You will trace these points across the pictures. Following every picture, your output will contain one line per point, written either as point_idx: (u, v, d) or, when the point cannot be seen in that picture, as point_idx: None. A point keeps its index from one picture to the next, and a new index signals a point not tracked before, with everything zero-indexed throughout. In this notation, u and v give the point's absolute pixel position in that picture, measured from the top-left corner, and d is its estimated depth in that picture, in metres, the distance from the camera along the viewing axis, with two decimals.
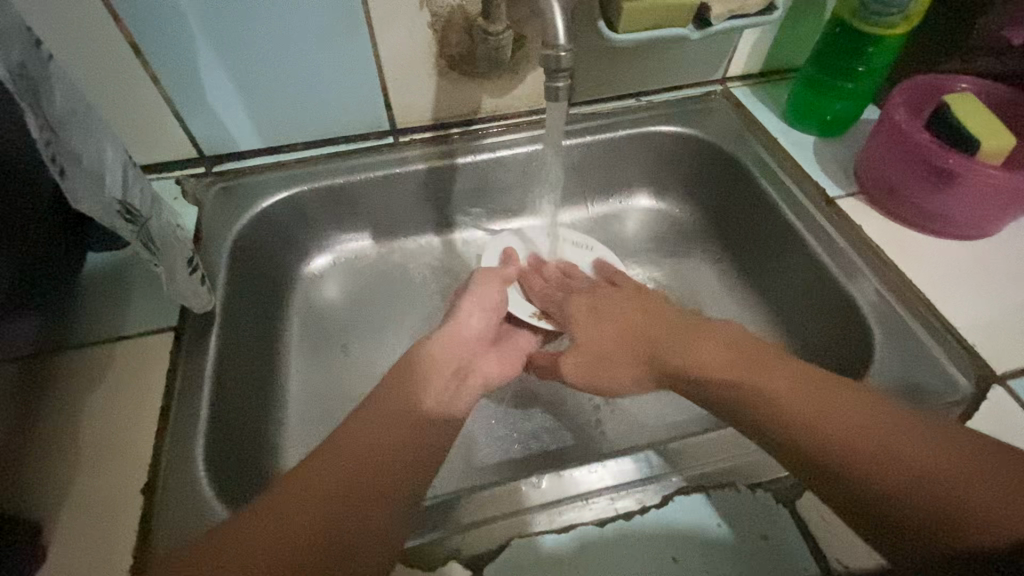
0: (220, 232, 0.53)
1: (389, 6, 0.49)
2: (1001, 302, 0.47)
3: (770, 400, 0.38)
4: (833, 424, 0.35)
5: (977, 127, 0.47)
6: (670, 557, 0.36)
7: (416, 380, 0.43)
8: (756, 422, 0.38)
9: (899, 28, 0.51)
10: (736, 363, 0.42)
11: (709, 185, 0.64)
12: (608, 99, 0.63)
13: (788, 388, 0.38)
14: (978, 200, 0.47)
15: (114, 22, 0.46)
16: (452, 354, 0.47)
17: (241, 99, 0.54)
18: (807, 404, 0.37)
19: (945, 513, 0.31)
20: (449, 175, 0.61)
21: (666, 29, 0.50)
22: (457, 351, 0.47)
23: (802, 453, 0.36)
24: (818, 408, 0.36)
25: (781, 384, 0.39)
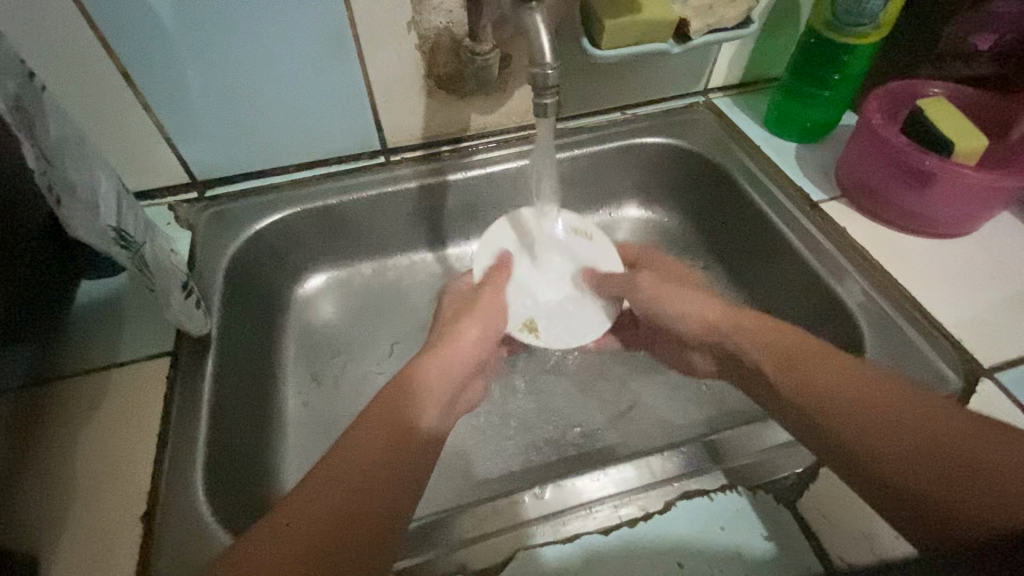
0: (215, 256, 0.53)
1: (377, 29, 0.50)
2: (983, 299, 0.48)
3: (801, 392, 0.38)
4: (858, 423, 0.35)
5: (950, 130, 0.48)
6: (675, 562, 0.37)
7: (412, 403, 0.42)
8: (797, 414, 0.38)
9: (871, 37, 0.52)
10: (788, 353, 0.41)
11: (695, 194, 0.65)
12: (594, 114, 0.64)
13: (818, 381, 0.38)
14: (956, 199, 0.49)
15: (108, 54, 0.47)
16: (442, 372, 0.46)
17: (231, 124, 0.54)
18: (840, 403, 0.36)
19: (963, 493, 0.30)
20: (441, 192, 0.62)
21: (648, 44, 0.52)
22: (459, 370, 0.48)
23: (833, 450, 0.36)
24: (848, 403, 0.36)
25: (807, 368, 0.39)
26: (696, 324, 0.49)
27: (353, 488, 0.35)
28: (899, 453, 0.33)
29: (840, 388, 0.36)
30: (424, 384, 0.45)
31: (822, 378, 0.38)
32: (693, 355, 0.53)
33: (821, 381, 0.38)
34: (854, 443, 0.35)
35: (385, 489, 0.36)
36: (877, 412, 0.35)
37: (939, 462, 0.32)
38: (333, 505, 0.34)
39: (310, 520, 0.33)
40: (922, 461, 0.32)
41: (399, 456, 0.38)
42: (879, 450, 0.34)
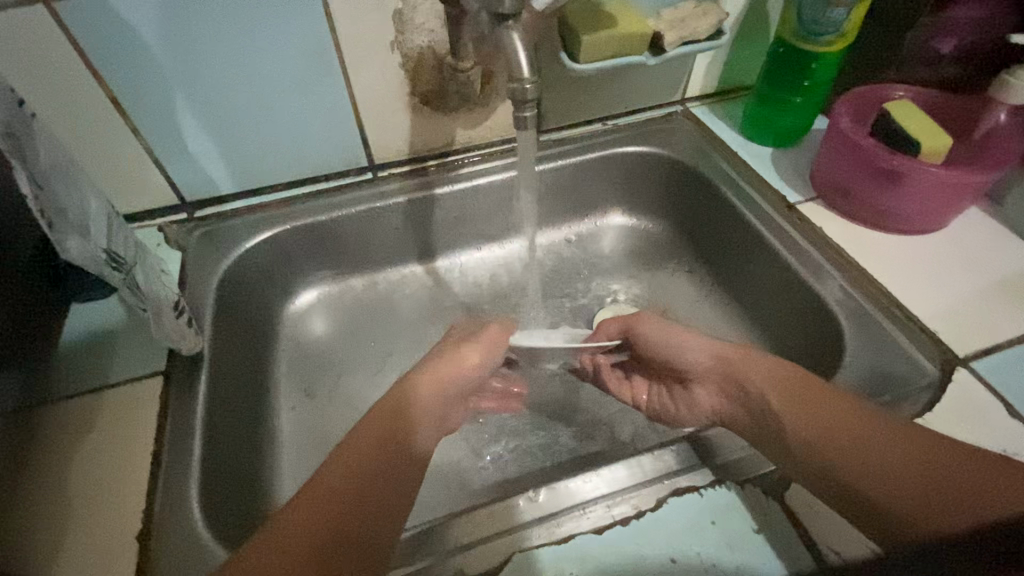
0: (206, 275, 0.54)
1: (360, 49, 0.52)
2: (956, 291, 0.49)
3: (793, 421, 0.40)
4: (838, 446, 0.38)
5: (916, 130, 0.50)
6: (668, 558, 0.36)
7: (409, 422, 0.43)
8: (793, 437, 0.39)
9: (836, 45, 0.54)
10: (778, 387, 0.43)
11: (676, 199, 0.67)
12: (576, 126, 0.66)
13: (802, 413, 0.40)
14: (924, 196, 0.51)
15: (96, 80, 0.47)
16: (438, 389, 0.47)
17: (220, 146, 0.55)
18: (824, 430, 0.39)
19: (929, 513, 0.34)
20: (428, 206, 0.63)
21: (625, 57, 0.54)
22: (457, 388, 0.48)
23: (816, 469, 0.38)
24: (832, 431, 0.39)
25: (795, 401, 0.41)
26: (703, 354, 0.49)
27: (351, 507, 0.36)
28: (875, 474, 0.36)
29: (830, 418, 0.39)
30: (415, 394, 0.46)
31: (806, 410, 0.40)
32: (693, 389, 0.50)
33: (813, 411, 0.40)
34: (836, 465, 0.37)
35: (379, 504, 0.37)
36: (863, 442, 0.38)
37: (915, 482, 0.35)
38: (328, 524, 0.35)
39: (304, 541, 0.33)
40: (899, 482, 0.36)
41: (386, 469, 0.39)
42: (863, 474, 0.37)
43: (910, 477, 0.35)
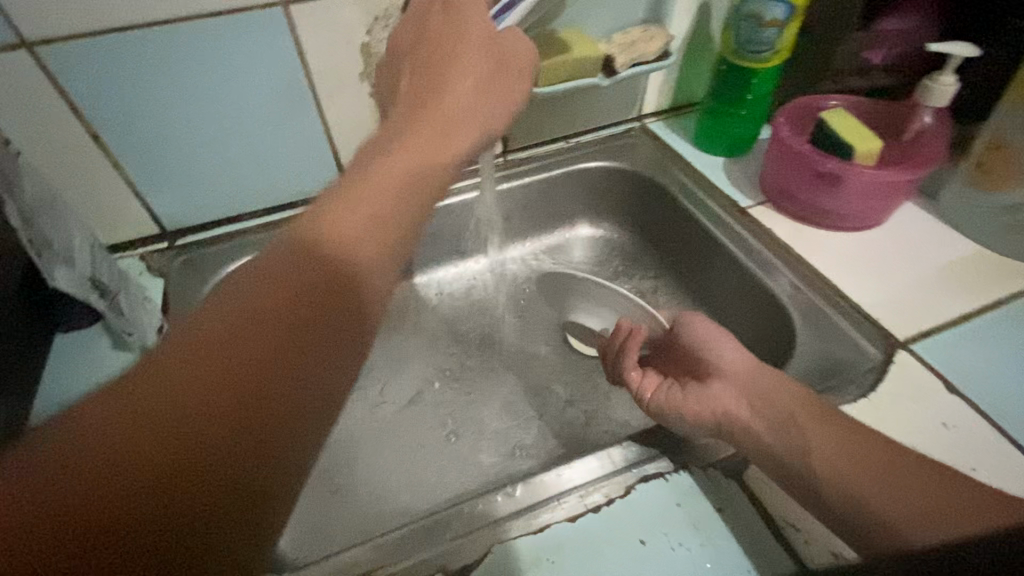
0: (188, 299, 0.56)
1: (330, 77, 0.56)
2: (896, 281, 0.53)
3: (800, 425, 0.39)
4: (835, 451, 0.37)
5: (848, 135, 0.55)
6: (638, 539, 0.37)
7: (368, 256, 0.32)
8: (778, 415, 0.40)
9: (772, 61, 0.59)
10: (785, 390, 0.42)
11: (636, 209, 0.71)
12: (540, 144, 0.70)
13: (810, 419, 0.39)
14: (861, 194, 0.55)
15: (77, 117, 0.50)
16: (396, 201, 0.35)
17: (199, 175, 0.57)
18: (825, 435, 0.38)
19: (930, 526, 0.33)
20: None
21: (579, 78, 0.58)
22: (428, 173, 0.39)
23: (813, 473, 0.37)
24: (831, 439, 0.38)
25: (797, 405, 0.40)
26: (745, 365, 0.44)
27: (249, 398, 0.27)
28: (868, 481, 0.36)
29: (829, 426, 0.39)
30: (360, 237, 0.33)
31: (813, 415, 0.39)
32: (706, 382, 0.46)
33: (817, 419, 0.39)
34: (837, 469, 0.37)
35: (294, 401, 0.28)
36: (869, 453, 0.37)
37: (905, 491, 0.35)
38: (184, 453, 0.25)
39: (164, 463, 0.24)
40: (900, 492, 0.35)
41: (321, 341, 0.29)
42: (855, 480, 0.36)
43: (903, 491, 0.35)
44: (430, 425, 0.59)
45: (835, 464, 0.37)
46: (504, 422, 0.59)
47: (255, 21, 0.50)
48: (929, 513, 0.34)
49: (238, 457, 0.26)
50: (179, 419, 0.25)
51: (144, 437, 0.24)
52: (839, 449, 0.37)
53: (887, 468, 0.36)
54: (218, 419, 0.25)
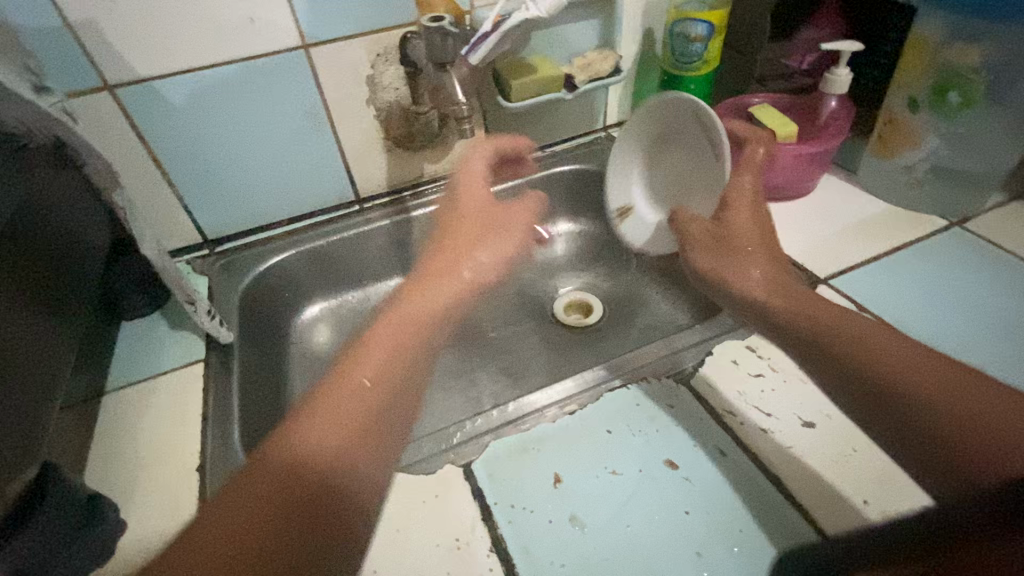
0: (229, 289, 0.68)
1: (343, 104, 0.69)
2: (820, 234, 0.64)
3: (871, 367, 0.38)
4: (902, 368, 0.36)
5: (770, 121, 0.66)
6: (604, 429, 0.45)
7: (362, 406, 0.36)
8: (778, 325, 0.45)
9: (703, 70, 0.72)
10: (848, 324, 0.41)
11: (603, 204, 0.84)
12: (520, 155, 0.84)
13: (883, 345, 0.38)
14: (785, 168, 0.66)
15: (142, 143, 0.62)
16: (393, 351, 0.40)
17: (236, 188, 0.70)
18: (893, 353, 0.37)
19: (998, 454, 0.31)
20: (407, 226, 0.80)
21: (546, 94, 0.71)
22: (440, 325, 0.44)
23: (879, 391, 0.37)
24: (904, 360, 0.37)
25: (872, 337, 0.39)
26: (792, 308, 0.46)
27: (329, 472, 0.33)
28: (936, 403, 0.34)
29: (907, 354, 0.37)
30: (347, 387, 0.37)
31: (884, 347, 0.38)
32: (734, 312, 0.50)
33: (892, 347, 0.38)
34: (896, 380, 0.36)
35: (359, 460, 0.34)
36: (987, 402, 0.33)
37: (982, 417, 0.32)
38: (282, 511, 0.31)
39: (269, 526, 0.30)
40: (965, 420, 0.33)
41: (291, 498, 0.31)
42: (926, 401, 0.34)
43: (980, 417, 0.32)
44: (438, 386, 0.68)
45: (906, 383, 0.36)
46: (500, 381, 0.69)
47: (284, 61, 0.63)
48: (974, 426, 0.32)
49: (324, 514, 0.31)
50: (282, 491, 0.31)
51: (250, 519, 0.30)
52: (882, 370, 0.37)
53: (924, 386, 0.35)
54: (289, 504, 0.31)
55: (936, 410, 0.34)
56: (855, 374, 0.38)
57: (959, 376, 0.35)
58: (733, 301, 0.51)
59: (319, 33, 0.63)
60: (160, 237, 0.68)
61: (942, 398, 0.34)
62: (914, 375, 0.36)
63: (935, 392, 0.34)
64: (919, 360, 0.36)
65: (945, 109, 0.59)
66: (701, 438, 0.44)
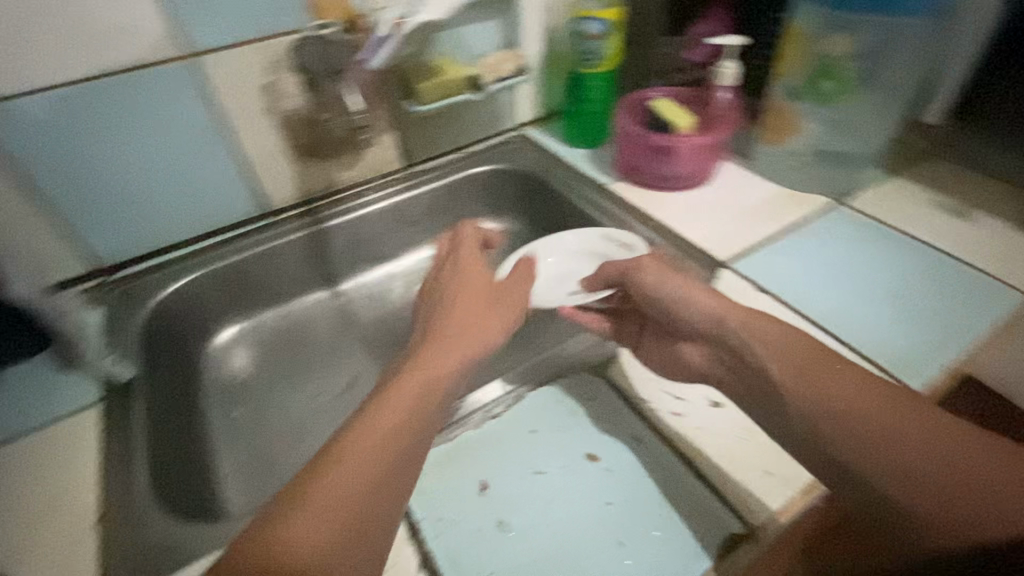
0: (127, 321, 0.62)
1: (239, 116, 0.65)
2: (722, 219, 0.67)
3: (820, 407, 0.38)
4: (868, 433, 0.36)
5: (669, 115, 0.69)
6: (528, 429, 0.46)
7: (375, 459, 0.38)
8: (683, 312, 0.48)
9: (604, 66, 0.74)
10: (814, 375, 0.39)
11: (521, 202, 0.85)
12: (436, 157, 0.83)
13: (850, 403, 0.37)
14: (685, 159, 0.69)
15: (6, 168, 0.56)
16: (412, 406, 0.42)
17: (127, 210, 0.65)
18: (857, 412, 0.36)
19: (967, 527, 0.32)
20: (324, 237, 0.77)
21: (451, 97, 0.72)
22: (431, 379, 0.44)
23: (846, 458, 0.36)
24: (871, 421, 0.36)
25: (835, 392, 0.38)
26: (707, 312, 0.46)
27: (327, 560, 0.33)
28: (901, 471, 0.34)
29: (875, 413, 0.36)
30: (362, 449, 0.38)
31: (851, 404, 0.37)
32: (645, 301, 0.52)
33: (858, 404, 0.37)
34: (861, 447, 0.36)
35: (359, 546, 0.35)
36: (949, 454, 0.34)
37: (953, 488, 0.33)
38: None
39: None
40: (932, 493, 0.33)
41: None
42: (891, 470, 0.35)
43: (947, 488, 0.33)
44: None
45: (873, 451, 0.35)
46: None
47: (167, 72, 0.59)
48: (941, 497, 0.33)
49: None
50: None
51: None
52: (848, 435, 0.36)
53: (889, 455, 0.35)
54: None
55: (904, 481, 0.34)
56: (820, 434, 0.38)
57: (927, 435, 0.35)
58: (644, 291, 0.53)
59: (203, 41, 0.59)
60: (42, 270, 0.62)
61: (909, 468, 0.34)
62: (879, 439, 0.35)
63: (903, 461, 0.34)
64: (887, 420, 0.36)
65: (823, 94, 0.63)
66: (619, 430, 0.46)
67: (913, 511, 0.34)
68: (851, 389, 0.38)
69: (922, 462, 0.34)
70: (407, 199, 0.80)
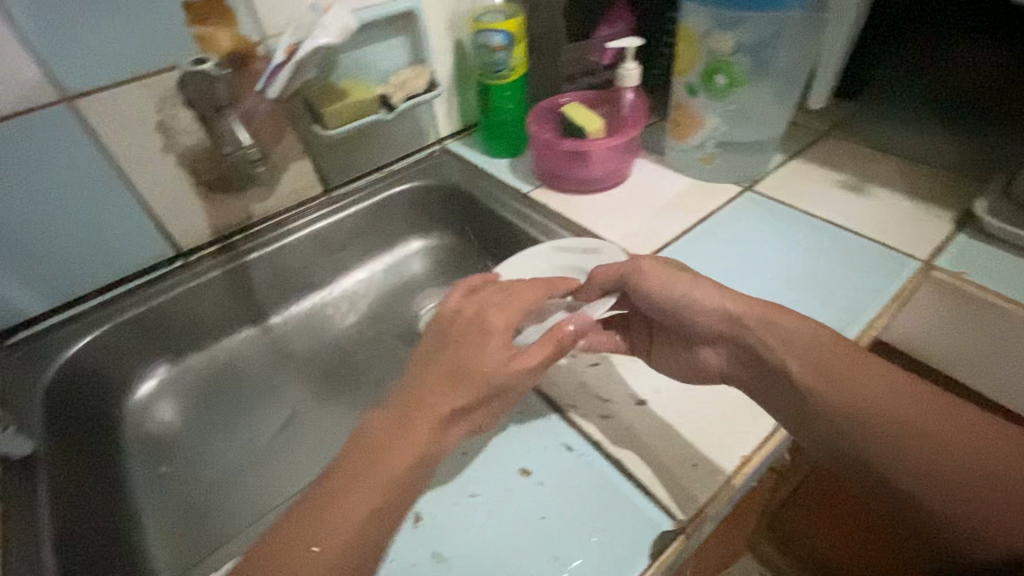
0: (27, 389, 0.58)
1: (133, 158, 0.62)
2: (640, 216, 0.69)
3: (850, 411, 0.40)
4: (894, 437, 0.38)
5: (579, 119, 0.70)
6: (460, 452, 0.45)
7: (348, 506, 0.37)
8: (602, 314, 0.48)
9: (512, 76, 0.74)
10: (845, 377, 0.40)
11: (449, 215, 0.84)
12: (357, 179, 0.82)
13: (880, 405, 0.39)
14: (600, 162, 0.71)
15: None
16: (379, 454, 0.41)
17: (17, 269, 0.60)
18: (885, 414, 0.39)
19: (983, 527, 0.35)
20: (244, 274, 0.73)
21: (363, 117, 0.70)
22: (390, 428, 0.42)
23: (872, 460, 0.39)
24: (899, 423, 0.38)
25: (863, 394, 0.39)
26: (719, 314, 0.46)
27: None
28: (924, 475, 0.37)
29: (906, 416, 0.38)
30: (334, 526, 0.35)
31: (881, 406, 0.39)
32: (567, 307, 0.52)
33: (888, 407, 0.39)
34: (889, 451, 0.38)
35: None
36: (972, 454, 0.36)
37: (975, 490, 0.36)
38: None
39: None
40: (952, 495, 0.36)
41: None
42: (915, 474, 0.37)
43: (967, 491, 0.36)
44: (306, 440, 0.65)
45: (898, 454, 0.38)
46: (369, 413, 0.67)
47: (43, 119, 0.55)
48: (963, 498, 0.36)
49: None
50: None
51: None
52: (875, 439, 0.39)
53: (912, 459, 0.37)
54: None
55: (927, 484, 0.37)
56: (847, 435, 0.40)
57: (954, 436, 0.37)
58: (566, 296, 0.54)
59: (81, 85, 0.56)
60: None
61: (934, 470, 0.37)
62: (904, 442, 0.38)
63: (928, 466, 0.37)
64: (916, 422, 0.38)
65: (716, 90, 0.65)
66: (550, 440, 0.46)
67: (932, 511, 0.37)
68: (882, 391, 0.39)
69: (946, 465, 0.36)
70: (330, 225, 0.77)
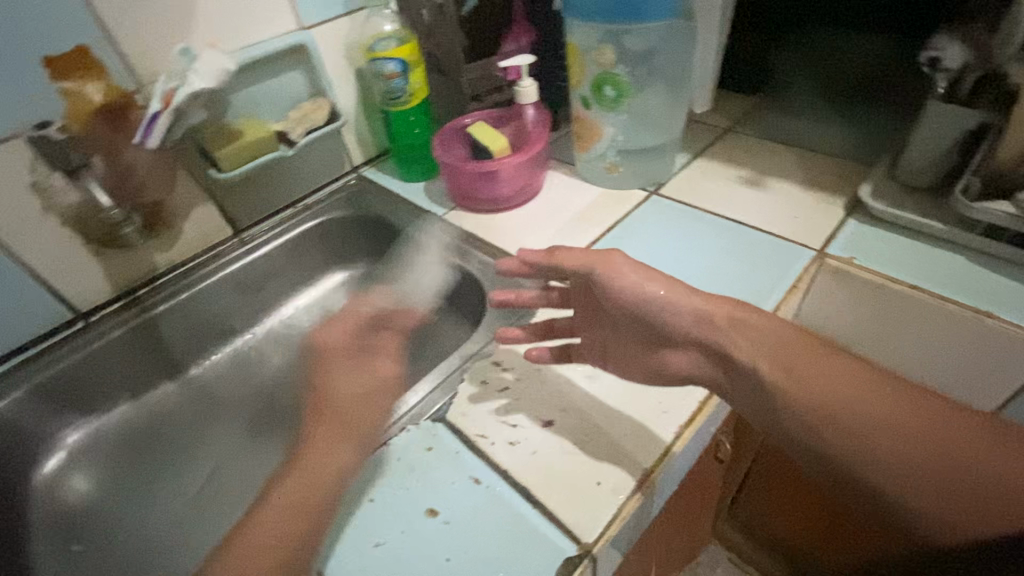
0: None
1: (10, 224, 0.58)
2: (552, 229, 0.69)
3: (825, 409, 0.41)
4: (868, 432, 0.40)
5: (483, 140, 0.70)
6: (366, 499, 0.44)
7: None
8: None
9: (413, 101, 0.74)
10: (816, 378, 0.42)
11: (369, 244, 0.83)
12: (269, 216, 0.79)
13: (856, 404, 0.41)
14: (509, 179, 0.71)
15: None
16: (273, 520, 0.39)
17: None
18: (858, 410, 0.41)
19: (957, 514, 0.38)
20: (153, 328, 0.70)
21: (261, 157, 0.68)
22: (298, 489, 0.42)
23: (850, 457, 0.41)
24: (874, 418, 0.40)
25: (834, 393, 0.41)
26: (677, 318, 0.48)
27: None
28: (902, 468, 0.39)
29: (881, 410, 0.40)
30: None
31: (858, 401, 0.41)
32: None
33: (863, 402, 0.41)
34: (868, 446, 0.40)
35: None
36: (943, 441, 0.39)
37: (949, 478, 0.38)
38: None
39: None
40: (928, 484, 0.39)
41: None
42: (892, 466, 0.39)
43: (941, 478, 0.38)
44: (229, 497, 0.62)
45: (875, 449, 0.40)
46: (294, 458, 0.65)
47: None
48: (935, 485, 0.38)
49: None
50: None
51: None
52: (850, 434, 0.41)
53: (888, 452, 0.39)
54: None
55: (904, 475, 0.39)
56: (822, 434, 0.41)
57: (924, 424, 0.40)
58: None
59: None
60: None
61: (909, 461, 0.39)
62: (880, 437, 0.40)
63: (906, 457, 0.39)
64: (890, 416, 0.40)
65: (608, 102, 0.66)
66: (459, 475, 0.45)
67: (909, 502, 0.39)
68: (855, 387, 0.41)
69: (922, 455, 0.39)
70: (242, 268, 0.75)
